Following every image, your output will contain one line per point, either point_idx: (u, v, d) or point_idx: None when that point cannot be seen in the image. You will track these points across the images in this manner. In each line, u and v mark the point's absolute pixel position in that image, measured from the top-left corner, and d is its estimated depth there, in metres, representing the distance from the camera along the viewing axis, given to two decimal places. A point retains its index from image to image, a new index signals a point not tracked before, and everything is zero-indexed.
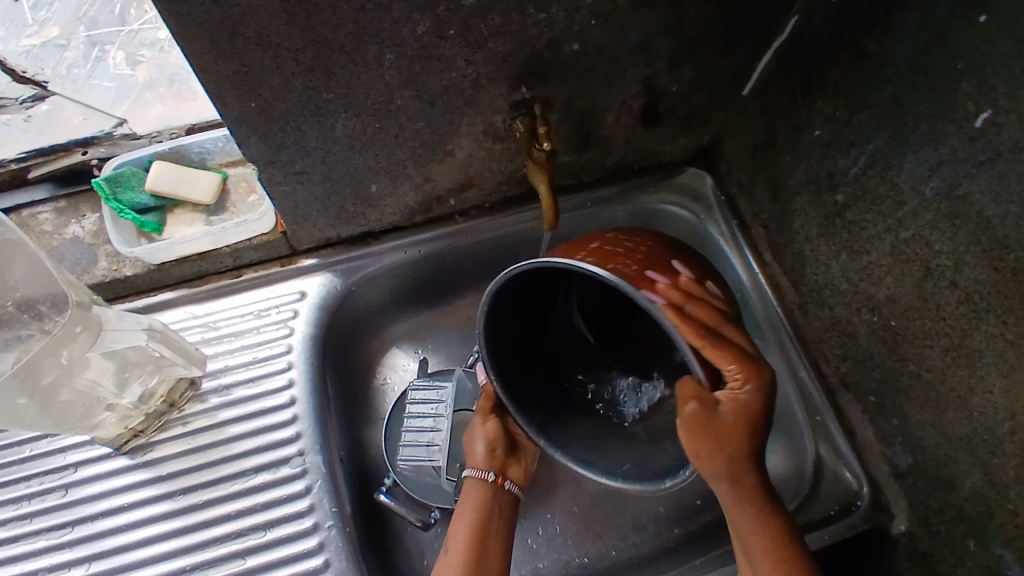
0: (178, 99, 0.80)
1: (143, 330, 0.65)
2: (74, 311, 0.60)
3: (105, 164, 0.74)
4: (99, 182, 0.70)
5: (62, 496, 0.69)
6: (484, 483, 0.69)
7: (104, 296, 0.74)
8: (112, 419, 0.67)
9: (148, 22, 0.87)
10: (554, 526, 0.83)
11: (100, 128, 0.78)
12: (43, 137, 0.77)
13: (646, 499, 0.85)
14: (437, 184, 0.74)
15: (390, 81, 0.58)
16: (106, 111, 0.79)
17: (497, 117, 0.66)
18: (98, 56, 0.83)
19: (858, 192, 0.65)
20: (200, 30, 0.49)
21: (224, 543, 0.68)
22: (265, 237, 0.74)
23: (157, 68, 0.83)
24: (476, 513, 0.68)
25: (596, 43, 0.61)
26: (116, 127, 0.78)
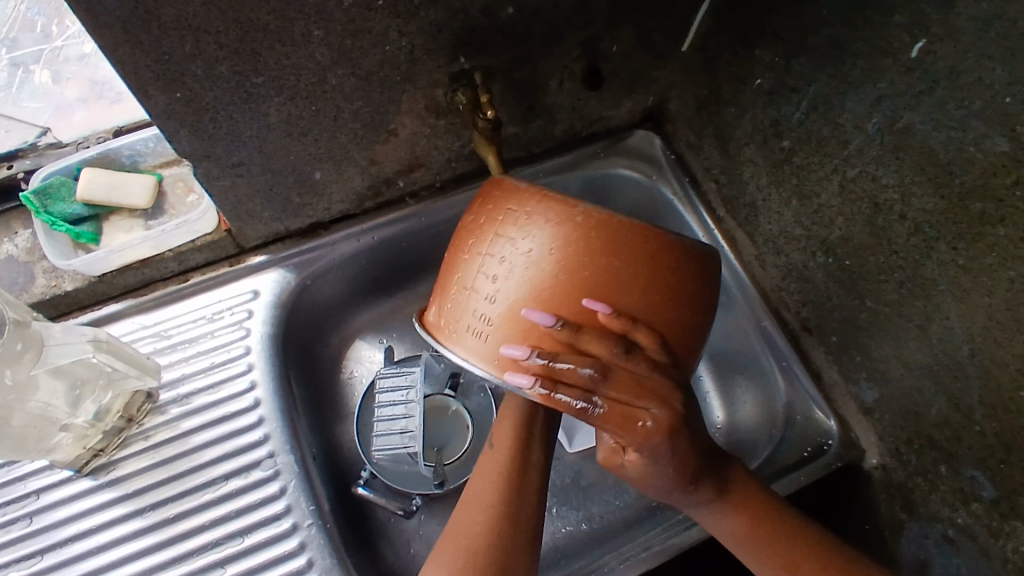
0: (101, 105, 0.77)
1: (88, 342, 0.62)
2: (12, 330, 0.58)
3: (32, 176, 0.70)
4: (27, 195, 0.67)
5: (28, 525, 0.66)
6: (526, 389, 0.61)
7: (46, 314, 0.70)
8: (68, 440, 0.64)
9: (72, 37, 0.81)
10: None
11: (25, 141, 0.74)
12: None
13: None
14: (384, 166, 0.72)
15: (322, 60, 0.56)
16: (27, 121, 0.75)
17: (438, 91, 0.65)
18: (22, 80, 0.78)
19: (804, 137, 0.65)
20: (110, 17, 0.46)
21: (202, 554, 0.66)
22: (209, 237, 0.71)
23: (82, 85, 0.78)
24: (523, 414, 0.60)
25: (529, 6, 0.60)
26: (39, 136, 0.74)
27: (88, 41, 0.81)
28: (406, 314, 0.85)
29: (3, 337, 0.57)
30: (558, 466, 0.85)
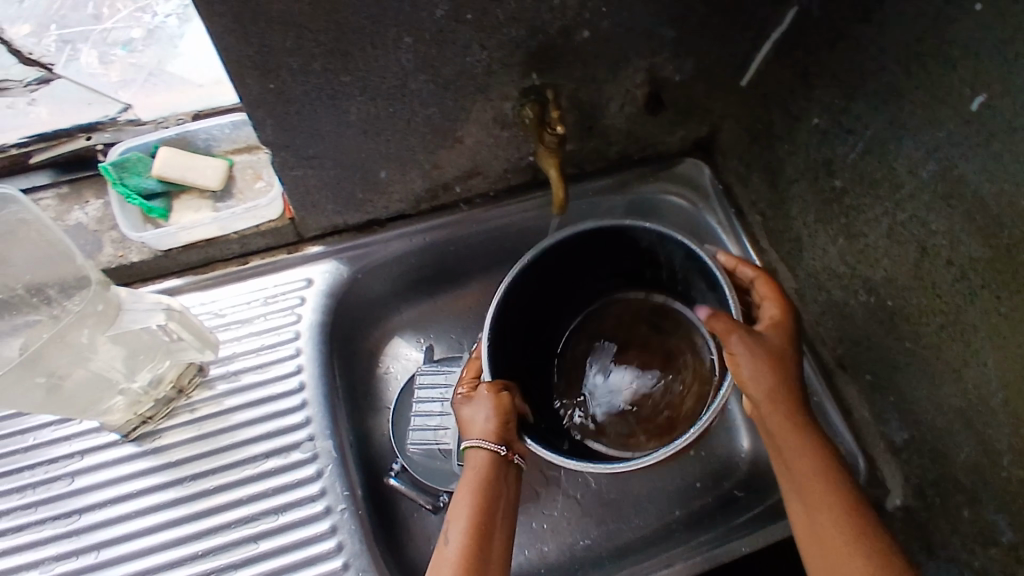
0: (172, 89, 0.80)
1: (161, 309, 0.63)
2: (96, 289, 0.60)
3: (110, 150, 0.74)
4: (106, 167, 0.70)
5: (69, 484, 0.68)
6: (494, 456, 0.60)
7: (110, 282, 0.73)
8: (122, 403, 0.67)
9: (121, 21, 0.85)
10: (558, 509, 0.85)
11: (105, 114, 0.77)
12: (49, 119, 0.76)
13: (647, 483, 0.87)
14: (444, 171, 0.74)
15: (406, 65, 0.59)
16: (112, 96, 0.79)
17: (507, 104, 0.68)
18: (70, 56, 0.82)
19: (856, 177, 0.68)
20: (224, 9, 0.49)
21: (236, 528, 0.68)
22: (273, 223, 0.74)
23: (133, 68, 0.82)
24: (478, 488, 0.58)
25: (604, 31, 0.63)
26: (120, 112, 0.77)
27: (137, 26, 0.84)
28: (446, 316, 0.87)
29: (86, 297, 0.59)
30: (581, 478, 0.86)
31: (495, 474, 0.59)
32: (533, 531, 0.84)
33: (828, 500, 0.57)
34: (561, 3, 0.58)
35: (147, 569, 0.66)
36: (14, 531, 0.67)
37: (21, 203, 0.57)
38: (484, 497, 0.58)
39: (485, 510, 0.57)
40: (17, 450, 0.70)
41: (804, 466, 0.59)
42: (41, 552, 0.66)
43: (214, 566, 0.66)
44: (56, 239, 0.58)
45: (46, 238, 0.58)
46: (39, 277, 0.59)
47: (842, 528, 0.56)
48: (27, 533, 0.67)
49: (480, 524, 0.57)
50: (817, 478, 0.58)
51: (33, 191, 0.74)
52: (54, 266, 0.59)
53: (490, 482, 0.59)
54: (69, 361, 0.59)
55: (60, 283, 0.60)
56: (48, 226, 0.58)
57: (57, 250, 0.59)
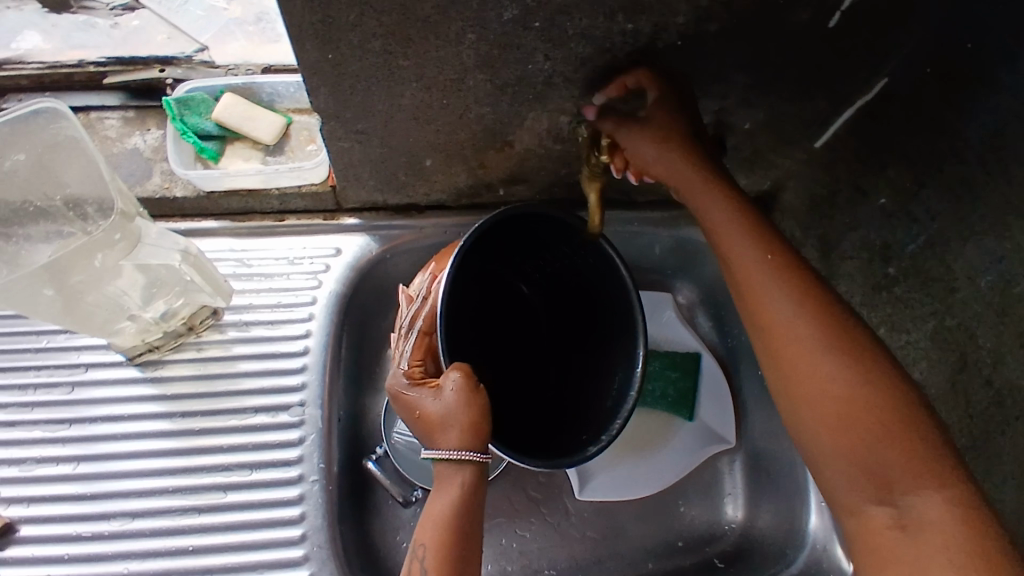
0: (261, 40, 0.82)
1: (179, 252, 0.65)
2: (117, 220, 0.58)
3: (177, 86, 0.75)
4: (169, 102, 0.72)
5: (67, 392, 0.71)
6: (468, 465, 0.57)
7: (150, 211, 0.75)
8: (131, 329, 0.68)
9: None
10: (531, 532, 0.84)
11: (175, 52, 0.79)
12: (124, 49, 0.78)
13: (625, 529, 0.85)
14: (490, 171, 0.73)
15: (466, 61, 0.58)
16: (191, 36, 0.81)
17: (563, 118, 0.66)
18: None
19: (911, 269, 0.64)
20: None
21: (209, 473, 0.69)
22: (315, 187, 0.75)
23: (246, 7, 0.85)
24: (451, 510, 0.56)
25: (676, 63, 0.61)
26: (196, 52, 0.79)
27: None
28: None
29: (105, 227, 0.57)
30: (561, 507, 0.85)
31: (465, 489, 0.57)
32: (501, 547, 0.83)
33: (823, 345, 0.55)
34: (634, 28, 0.56)
35: (117, 491, 0.67)
36: (9, 425, 0.69)
37: (71, 122, 0.59)
38: (454, 517, 0.56)
39: (460, 531, 0.56)
40: (29, 350, 0.72)
41: (796, 339, 0.56)
42: (25, 451, 0.69)
43: (180, 504, 0.67)
44: (98, 163, 0.60)
45: (91, 161, 0.60)
46: (78, 192, 0.61)
47: (845, 384, 0.54)
48: (18, 430, 0.69)
49: (457, 548, 0.55)
50: (801, 335, 0.56)
51: (101, 110, 0.76)
52: (91, 186, 0.61)
53: (461, 506, 0.56)
54: (81, 282, 0.58)
55: (96, 206, 0.62)
56: (92, 148, 0.59)
57: (98, 175, 0.60)
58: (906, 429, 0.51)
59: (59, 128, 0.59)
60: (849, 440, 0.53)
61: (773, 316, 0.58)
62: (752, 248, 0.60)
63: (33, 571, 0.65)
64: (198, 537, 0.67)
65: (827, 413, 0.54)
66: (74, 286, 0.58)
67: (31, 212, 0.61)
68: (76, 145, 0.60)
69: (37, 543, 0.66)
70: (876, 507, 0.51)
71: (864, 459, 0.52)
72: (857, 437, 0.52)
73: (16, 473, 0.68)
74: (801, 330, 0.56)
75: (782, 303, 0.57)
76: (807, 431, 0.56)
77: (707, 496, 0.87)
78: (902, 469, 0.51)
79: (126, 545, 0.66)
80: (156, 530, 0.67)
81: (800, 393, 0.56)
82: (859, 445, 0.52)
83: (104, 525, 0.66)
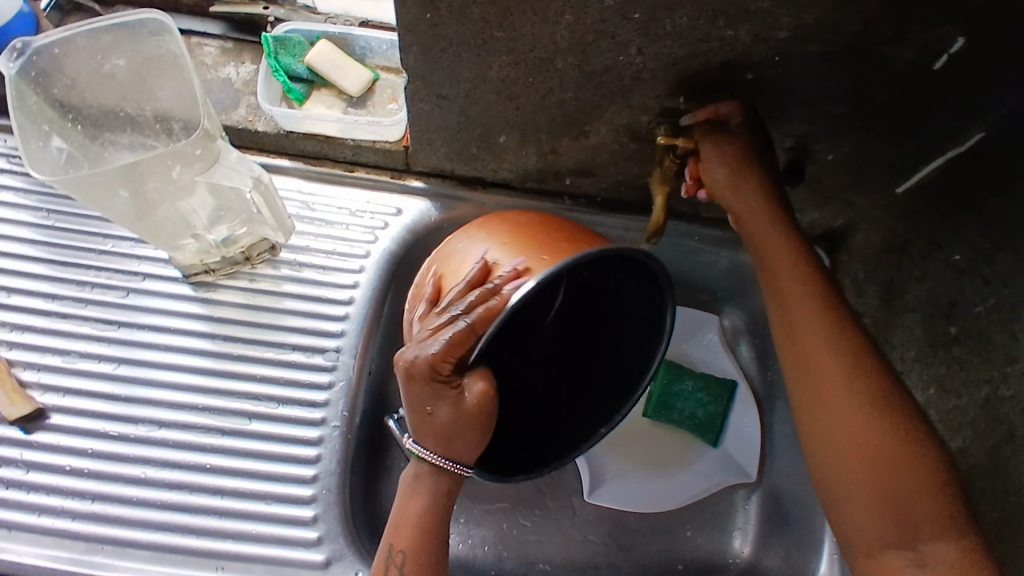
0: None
1: (251, 178, 0.65)
2: (200, 137, 0.60)
3: (277, 25, 0.78)
4: (269, 38, 0.74)
5: (121, 297, 0.73)
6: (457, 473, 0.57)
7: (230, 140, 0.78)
8: (192, 248, 0.70)
9: None
10: (533, 524, 0.84)
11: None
12: None
13: (627, 540, 0.84)
14: (560, 159, 0.73)
15: (559, 42, 0.58)
16: None
17: (644, 117, 0.66)
18: None
19: (974, 332, 0.61)
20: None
21: (237, 399, 0.71)
22: (388, 144, 0.76)
23: None
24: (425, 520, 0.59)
25: (769, 80, 0.60)
26: None
27: None
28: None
29: (188, 140, 0.58)
30: (568, 506, 0.85)
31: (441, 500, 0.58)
32: (501, 531, 0.83)
33: (859, 407, 0.58)
34: (733, 36, 0.56)
35: (149, 399, 0.70)
36: (61, 316, 0.72)
37: (173, 36, 0.60)
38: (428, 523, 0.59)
39: (434, 535, 0.59)
40: (93, 250, 0.75)
41: (835, 390, 0.59)
42: (72, 343, 0.71)
43: (206, 423, 0.69)
44: (191, 82, 0.61)
45: (186, 77, 0.61)
46: (166, 106, 0.63)
47: (876, 438, 0.57)
48: (68, 323, 0.72)
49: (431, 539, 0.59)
50: (839, 389, 0.58)
51: (201, 36, 0.78)
52: (180, 102, 0.63)
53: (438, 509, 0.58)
54: (155, 190, 0.60)
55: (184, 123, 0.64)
56: (185, 67, 0.61)
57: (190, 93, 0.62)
58: (921, 469, 0.56)
59: (160, 40, 0.60)
60: (878, 493, 0.56)
61: (813, 365, 0.60)
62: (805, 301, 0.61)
63: (58, 458, 0.67)
64: (216, 457, 0.68)
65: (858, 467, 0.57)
66: (148, 193, 0.60)
67: (123, 117, 0.63)
68: (173, 59, 0.61)
69: (65, 433, 0.68)
70: (898, 553, 0.55)
71: (892, 509, 0.56)
72: (886, 488, 0.56)
73: (59, 363, 0.70)
74: (839, 386, 0.59)
75: (820, 361, 0.60)
76: (832, 478, 0.59)
77: (716, 526, 0.85)
78: (924, 516, 0.55)
79: (148, 451, 0.68)
80: (178, 443, 0.68)
81: (831, 442, 0.59)
82: (888, 496, 0.56)
83: (131, 428, 0.68)
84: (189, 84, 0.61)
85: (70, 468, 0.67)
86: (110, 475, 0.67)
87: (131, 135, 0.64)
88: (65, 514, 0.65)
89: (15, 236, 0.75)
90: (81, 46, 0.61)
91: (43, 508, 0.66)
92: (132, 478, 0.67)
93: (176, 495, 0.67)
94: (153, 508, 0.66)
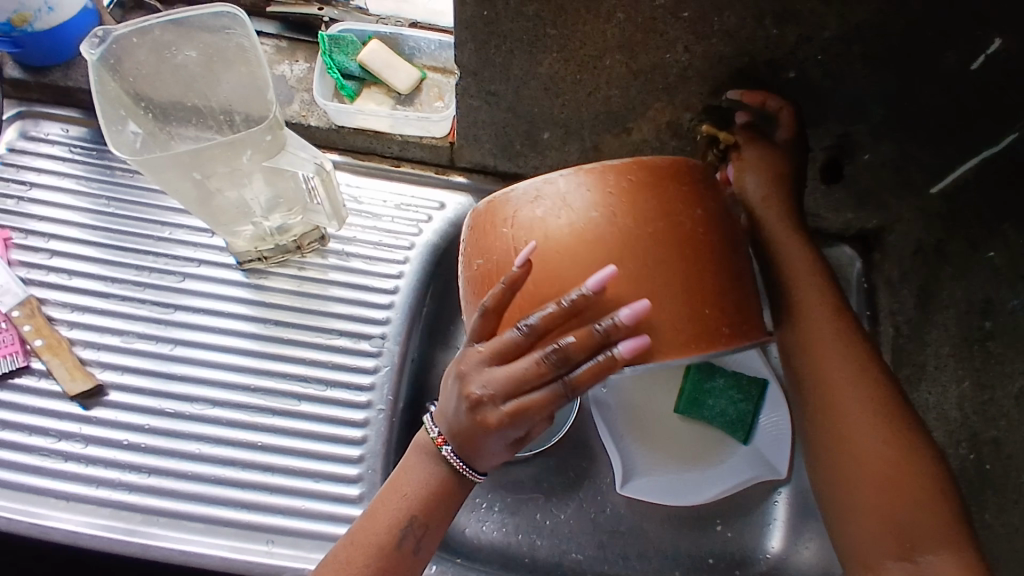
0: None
1: (314, 164, 0.67)
2: (269, 124, 0.63)
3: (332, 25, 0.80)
4: (323, 38, 0.77)
5: (177, 281, 0.76)
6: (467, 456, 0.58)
7: None
8: (249, 234, 0.74)
9: None
10: (566, 515, 0.85)
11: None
12: None
13: (658, 534, 0.85)
14: (601, 156, 0.76)
15: (609, 40, 0.61)
16: None
17: (686, 114, 0.68)
18: None
19: (1010, 327, 0.63)
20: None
21: (287, 381, 0.73)
22: (435, 140, 0.79)
23: None
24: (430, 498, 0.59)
25: (812, 79, 0.63)
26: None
27: None
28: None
29: (258, 128, 0.61)
30: (600, 498, 0.86)
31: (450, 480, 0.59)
32: (534, 521, 0.85)
33: (870, 418, 0.59)
34: (779, 35, 0.59)
35: (204, 379, 0.72)
36: (118, 299, 0.75)
37: (252, 39, 0.62)
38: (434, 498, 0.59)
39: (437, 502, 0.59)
40: (150, 237, 0.78)
41: (846, 402, 0.59)
42: (129, 325, 0.74)
43: (258, 403, 0.72)
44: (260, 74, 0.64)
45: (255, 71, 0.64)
46: (232, 101, 0.67)
47: (883, 450, 0.58)
48: (126, 305, 0.75)
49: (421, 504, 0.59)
50: (849, 399, 0.59)
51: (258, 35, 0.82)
52: (247, 98, 0.66)
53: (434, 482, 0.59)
54: (221, 172, 0.64)
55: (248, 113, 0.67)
56: (259, 69, 0.64)
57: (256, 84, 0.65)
58: (934, 494, 0.57)
59: (233, 35, 0.63)
60: (883, 503, 0.57)
61: (825, 372, 0.61)
62: (831, 315, 0.61)
63: (116, 434, 0.70)
64: (267, 436, 0.71)
65: (864, 474, 0.58)
66: (214, 174, 0.64)
67: (191, 107, 0.67)
68: (244, 53, 0.64)
69: (124, 409, 0.70)
70: (892, 564, 0.56)
71: (894, 519, 0.56)
72: (892, 500, 0.57)
73: (117, 343, 0.73)
74: (850, 397, 0.59)
75: (835, 371, 0.60)
76: (836, 484, 0.59)
77: (746, 522, 0.86)
78: (927, 529, 0.56)
79: (202, 429, 0.70)
80: (230, 421, 0.71)
81: (838, 452, 0.59)
82: (890, 508, 0.56)
83: (186, 406, 0.71)
84: (259, 77, 0.64)
85: (127, 443, 0.69)
86: (165, 451, 0.69)
87: (197, 125, 0.68)
88: (122, 487, 0.68)
89: (67, 220, 0.78)
90: (156, 39, 0.64)
91: (99, 481, 0.68)
92: (187, 454, 0.69)
93: (229, 471, 0.69)
94: (206, 483, 0.68)
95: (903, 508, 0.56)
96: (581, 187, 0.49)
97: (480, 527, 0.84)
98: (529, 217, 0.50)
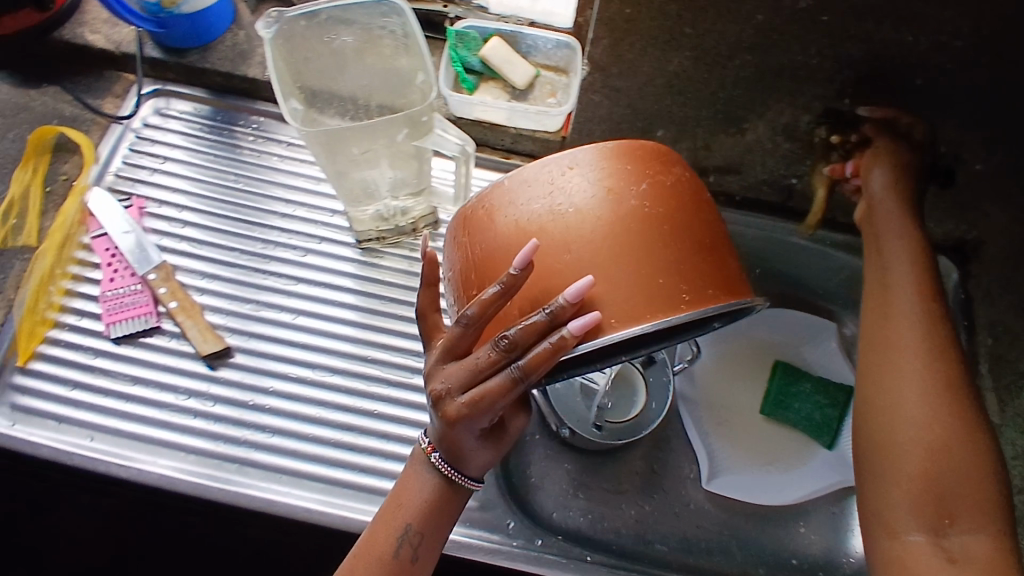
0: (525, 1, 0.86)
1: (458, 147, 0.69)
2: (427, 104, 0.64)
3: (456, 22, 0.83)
4: (449, 33, 0.81)
5: (298, 256, 0.80)
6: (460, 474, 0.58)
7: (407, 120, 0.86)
8: (371, 214, 0.77)
9: None
10: (650, 507, 0.87)
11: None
12: None
13: (741, 530, 0.86)
14: (710, 156, 0.78)
15: (744, 41, 0.64)
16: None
17: (804, 117, 0.71)
18: None
19: None
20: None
21: (400, 354, 0.76)
22: (547, 134, 0.82)
23: None
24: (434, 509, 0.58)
25: (936, 86, 0.65)
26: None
27: None
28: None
29: (421, 108, 0.63)
30: (684, 493, 0.88)
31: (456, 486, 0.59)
32: (619, 510, 0.86)
33: (915, 401, 0.62)
34: (911, 42, 0.62)
35: (323, 348, 0.76)
36: (244, 269, 0.79)
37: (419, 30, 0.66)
38: (437, 510, 0.58)
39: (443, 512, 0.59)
40: (273, 213, 0.82)
41: (899, 378, 0.63)
42: (254, 294, 0.77)
43: (374, 373, 0.75)
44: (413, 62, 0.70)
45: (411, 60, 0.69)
46: (377, 92, 0.71)
47: (930, 430, 0.60)
48: (251, 275, 0.78)
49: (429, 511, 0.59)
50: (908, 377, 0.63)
51: None
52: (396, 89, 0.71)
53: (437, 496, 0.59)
54: (378, 152, 0.68)
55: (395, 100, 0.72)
56: (420, 58, 0.68)
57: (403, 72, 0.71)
58: (982, 469, 0.59)
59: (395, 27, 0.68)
60: (918, 470, 0.59)
61: (883, 351, 0.65)
62: (905, 300, 0.65)
63: (241, 394, 0.73)
64: (381, 406, 0.74)
65: (904, 444, 0.60)
66: (372, 154, 0.68)
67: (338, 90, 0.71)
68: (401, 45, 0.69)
69: (248, 372, 0.74)
70: (916, 535, 0.58)
71: (931, 490, 0.59)
72: (926, 470, 0.59)
73: (246, 310, 0.77)
74: (901, 376, 0.63)
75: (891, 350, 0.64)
76: (872, 456, 0.62)
77: (830, 525, 0.87)
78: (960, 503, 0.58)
79: (321, 395, 0.73)
80: (348, 390, 0.74)
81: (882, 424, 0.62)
82: (925, 473, 0.59)
83: (307, 372, 0.74)
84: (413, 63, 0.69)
85: (251, 404, 0.73)
86: (288, 414, 0.72)
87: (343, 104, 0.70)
88: (244, 445, 0.71)
89: (176, 188, 0.82)
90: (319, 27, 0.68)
91: (224, 438, 0.71)
92: (307, 417, 0.73)
93: (346, 436, 0.72)
94: (325, 446, 0.71)
95: (943, 479, 0.58)
96: (567, 186, 0.46)
97: (567, 512, 0.86)
98: (511, 226, 0.47)
